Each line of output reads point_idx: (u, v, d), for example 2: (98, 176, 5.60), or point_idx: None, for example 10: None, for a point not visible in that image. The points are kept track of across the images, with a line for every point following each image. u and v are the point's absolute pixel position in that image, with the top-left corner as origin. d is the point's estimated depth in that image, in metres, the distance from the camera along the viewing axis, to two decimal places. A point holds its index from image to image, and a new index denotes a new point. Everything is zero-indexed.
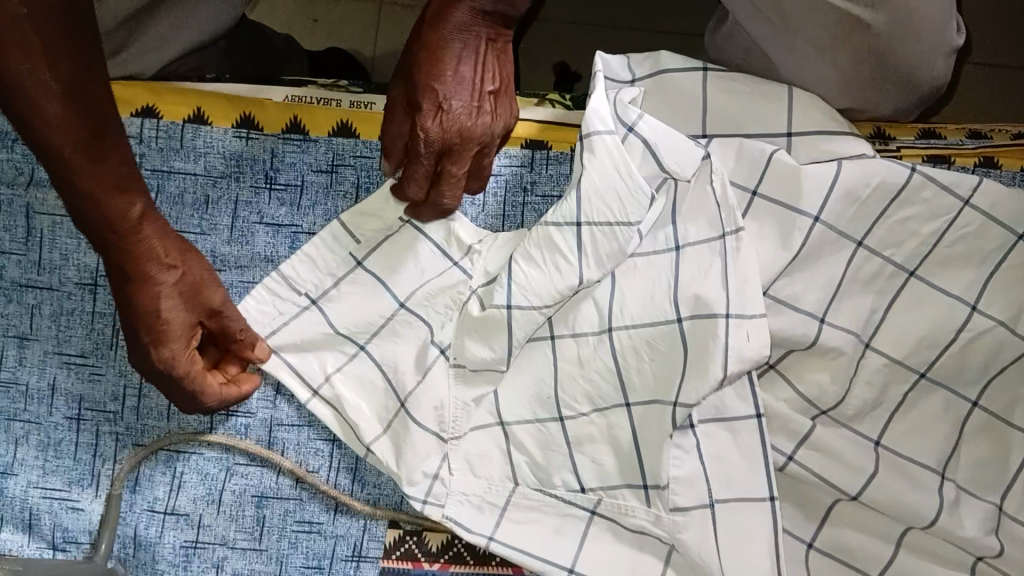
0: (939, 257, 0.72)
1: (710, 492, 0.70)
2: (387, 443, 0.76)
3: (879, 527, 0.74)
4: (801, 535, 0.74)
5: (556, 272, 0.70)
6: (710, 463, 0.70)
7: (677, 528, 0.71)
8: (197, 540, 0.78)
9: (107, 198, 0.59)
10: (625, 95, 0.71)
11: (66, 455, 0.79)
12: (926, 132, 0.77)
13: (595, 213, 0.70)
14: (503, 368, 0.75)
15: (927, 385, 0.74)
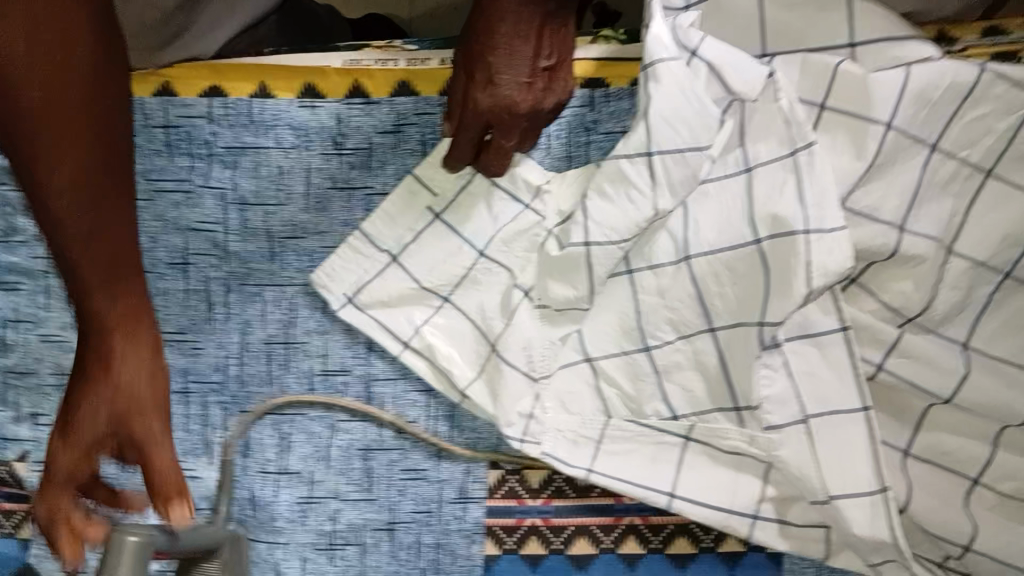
0: (1018, 152, 0.70)
1: (803, 408, 0.72)
2: (481, 387, 0.79)
3: (975, 427, 0.74)
4: (897, 443, 0.76)
5: (630, 205, 0.72)
6: (800, 382, 0.72)
7: (774, 446, 0.73)
8: (310, 495, 0.82)
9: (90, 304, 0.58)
10: (683, 20, 0.71)
11: (177, 428, 0.83)
12: (993, 29, 0.73)
13: (667, 141, 0.70)
14: (585, 306, 0.77)
15: (1014, 284, 0.72)
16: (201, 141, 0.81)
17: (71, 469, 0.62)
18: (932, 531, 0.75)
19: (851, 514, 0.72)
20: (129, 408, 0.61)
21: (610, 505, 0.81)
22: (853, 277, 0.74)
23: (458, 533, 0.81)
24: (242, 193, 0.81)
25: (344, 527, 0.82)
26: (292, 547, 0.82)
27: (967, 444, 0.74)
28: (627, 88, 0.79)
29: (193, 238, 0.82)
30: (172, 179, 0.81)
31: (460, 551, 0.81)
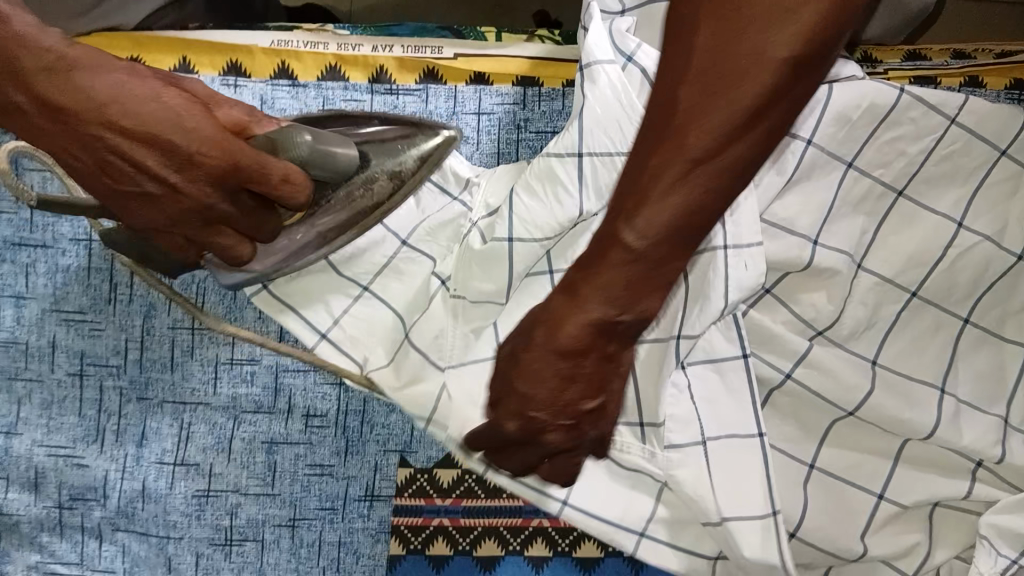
0: (925, 175, 0.73)
1: (703, 430, 0.70)
2: (388, 374, 0.74)
3: (878, 445, 0.75)
4: (804, 458, 0.75)
5: (556, 203, 0.69)
6: (703, 401, 0.71)
7: (672, 465, 0.70)
8: (209, 489, 0.79)
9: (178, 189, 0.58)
10: (620, 25, 0.72)
11: (71, 412, 0.79)
12: (913, 55, 0.77)
13: (596, 143, 0.69)
14: (502, 300, 0.73)
15: (918, 304, 0.75)
16: None
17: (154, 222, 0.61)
18: (821, 550, 0.73)
19: (743, 538, 0.69)
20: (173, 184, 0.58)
21: (520, 508, 0.79)
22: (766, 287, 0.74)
23: (363, 532, 0.79)
24: None
25: (242, 522, 0.79)
26: (186, 541, 0.79)
27: (873, 461, 0.75)
28: (558, 89, 0.79)
29: None
30: None
31: (363, 550, 0.79)
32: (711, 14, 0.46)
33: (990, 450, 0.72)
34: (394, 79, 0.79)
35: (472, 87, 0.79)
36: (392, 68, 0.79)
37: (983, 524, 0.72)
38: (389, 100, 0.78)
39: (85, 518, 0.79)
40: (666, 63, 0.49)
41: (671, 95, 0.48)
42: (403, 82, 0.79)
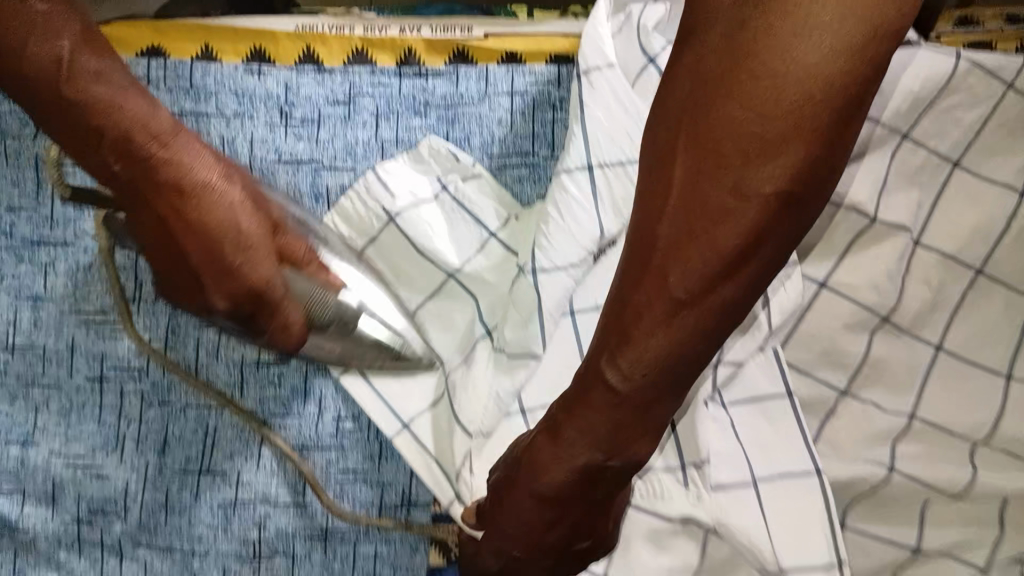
0: (984, 143, 0.70)
1: (753, 470, 0.65)
2: (428, 420, 0.71)
3: (948, 450, 0.70)
4: (879, 460, 0.69)
5: (574, 225, 0.67)
6: (750, 436, 0.67)
7: (722, 511, 0.63)
8: (236, 499, 0.74)
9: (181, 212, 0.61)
10: (648, 21, 0.70)
11: (90, 420, 0.75)
12: (965, 20, 0.73)
13: (606, 154, 0.68)
14: (537, 352, 0.67)
15: (985, 283, 0.71)
16: None
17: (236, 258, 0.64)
18: (878, 539, 0.69)
19: None
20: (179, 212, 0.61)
21: None
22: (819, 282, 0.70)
23: (401, 543, 0.73)
24: None
25: (271, 536, 0.73)
26: (212, 556, 0.73)
27: (944, 464, 0.69)
28: None
29: None
30: None
31: (401, 562, 0.73)
32: (695, 145, 0.41)
33: None
34: (423, 61, 0.76)
35: (504, 67, 0.76)
36: (420, 50, 0.76)
37: None
38: (419, 83, 0.76)
39: (105, 533, 0.74)
40: (667, 94, 0.43)
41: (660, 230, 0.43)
42: (432, 63, 0.76)
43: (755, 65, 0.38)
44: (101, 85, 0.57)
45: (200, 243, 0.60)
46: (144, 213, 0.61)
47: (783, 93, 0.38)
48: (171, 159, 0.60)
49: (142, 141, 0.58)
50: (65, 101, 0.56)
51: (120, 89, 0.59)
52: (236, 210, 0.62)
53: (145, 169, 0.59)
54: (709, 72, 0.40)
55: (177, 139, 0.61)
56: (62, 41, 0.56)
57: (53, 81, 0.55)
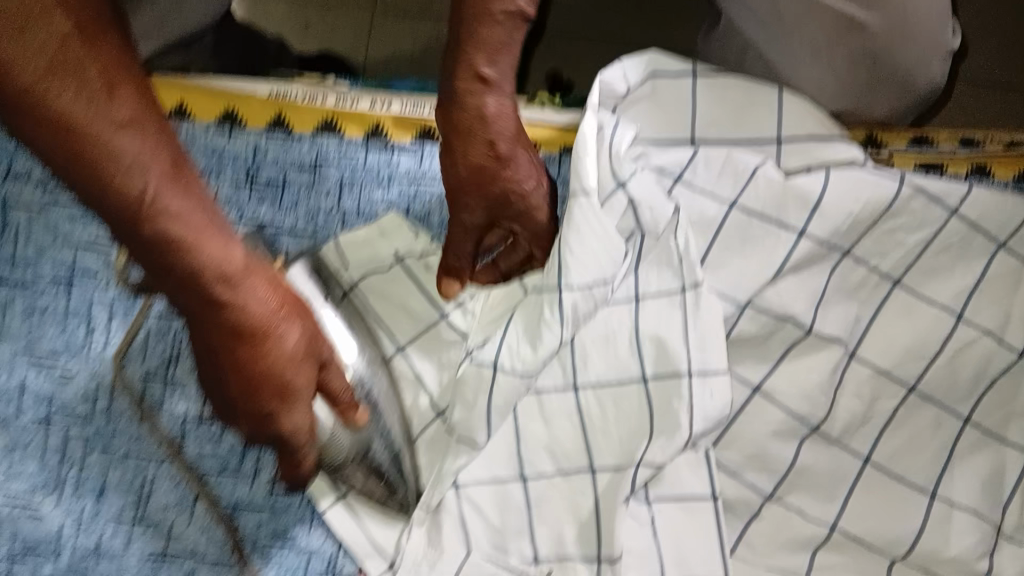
0: (924, 265, 0.71)
1: (663, 573, 0.66)
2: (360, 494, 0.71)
3: (865, 567, 0.68)
4: (794, 572, 0.68)
5: (537, 341, 0.67)
6: (666, 538, 0.67)
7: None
8: (165, 551, 0.75)
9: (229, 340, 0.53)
10: (619, 145, 0.69)
11: (31, 459, 0.76)
12: (919, 139, 0.75)
13: (578, 278, 0.66)
14: (480, 440, 0.67)
15: (917, 400, 0.71)
16: None
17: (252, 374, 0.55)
18: None
19: None
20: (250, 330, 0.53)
21: None
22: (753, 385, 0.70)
23: None
24: None
25: None
26: None
27: None
28: (557, 152, 0.79)
29: (83, 256, 0.80)
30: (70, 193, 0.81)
31: None
32: (457, 132, 0.63)
33: (974, 563, 0.67)
34: (390, 136, 0.79)
35: None
36: (388, 125, 0.79)
37: None
38: (385, 157, 0.78)
39: (36, 572, 0.74)
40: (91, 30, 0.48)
41: (504, 121, 0.63)
42: (399, 139, 0.79)
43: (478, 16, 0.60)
44: (180, 224, 0.48)
45: (243, 387, 0.55)
46: (200, 333, 0.55)
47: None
48: (233, 305, 0.52)
49: (206, 282, 0.50)
50: (141, 236, 0.48)
51: (202, 233, 0.50)
52: (288, 363, 0.56)
53: (204, 308, 0.52)
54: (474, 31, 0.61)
55: (246, 281, 0.53)
56: (145, 178, 0.47)
57: (133, 223, 0.47)
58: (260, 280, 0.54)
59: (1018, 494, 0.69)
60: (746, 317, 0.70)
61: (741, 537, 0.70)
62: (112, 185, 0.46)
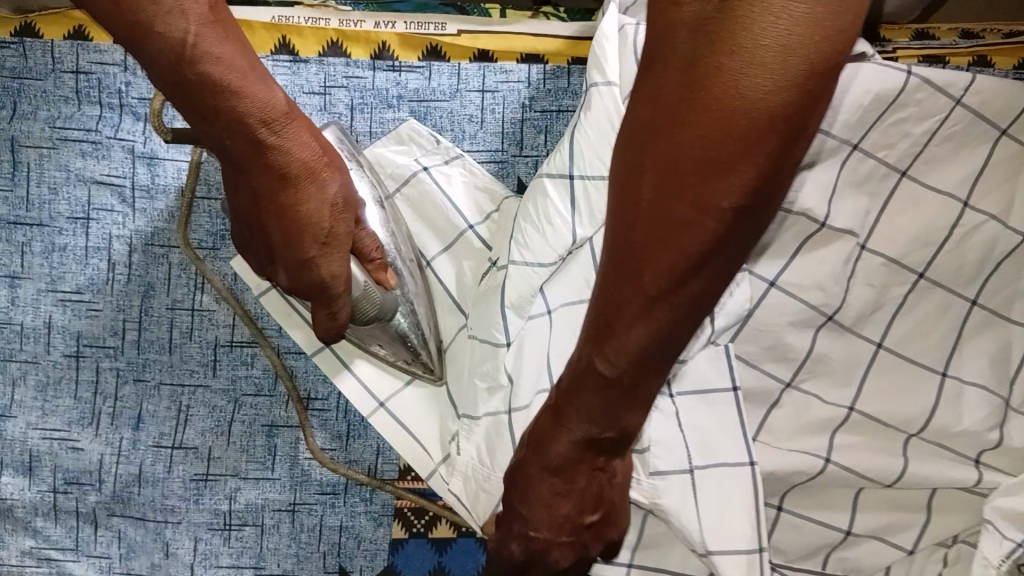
0: (930, 155, 0.73)
1: (689, 458, 0.66)
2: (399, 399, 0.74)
3: (884, 442, 0.72)
4: (818, 451, 0.71)
5: (547, 232, 0.69)
6: (690, 428, 0.67)
7: (658, 492, 0.65)
8: (207, 473, 0.77)
9: (272, 185, 0.60)
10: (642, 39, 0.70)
11: (67, 394, 0.78)
12: (920, 34, 0.76)
13: (589, 168, 0.69)
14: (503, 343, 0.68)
15: (926, 285, 0.74)
16: (112, 90, 0.80)
17: (290, 210, 0.61)
18: (814, 520, 0.71)
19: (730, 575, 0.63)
20: (293, 173, 0.60)
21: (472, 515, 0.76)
22: (767, 280, 0.72)
23: (365, 516, 0.77)
24: (152, 147, 0.80)
25: (241, 507, 0.77)
26: (184, 526, 0.77)
27: (882, 457, 0.71)
28: (563, 66, 0.79)
29: (96, 192, 0.79)
30: (78, 128, 0.80)
31: (365, 534, 0.76)
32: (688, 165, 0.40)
33: (985, 435, 0.72)
34: (397, 56, 0.79)
35: (476, 65, 0.79)
36: (394, 45, 0.79)
37: (987, 508, 0.69)
38: (393, 76, 0.79)
39: (80, 503, 0.76)
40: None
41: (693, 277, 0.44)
42: (405, 58, 0.79)
43: (704, 103, 0.37)
44: (221, 68, 0.54)
45: (279, 223, 0.61)
46: (243, 187, 0.61)
47: (727, 114, 0.37)
48: (274, 148, 0.58)
49: (253, 130, 0.57)
50: (190, 87, 0.54)
51: (252, 80, 0.56)
52: (324, 205, 0.62)
53: (254, 153, 0.58)
54: (668, 104, 0.40)
55: (290, 128, 0.59)
56: (188, 21, 0.52)
57: (175, 63, 0.53)
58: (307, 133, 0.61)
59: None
60: None
61: (763, 425, 0.73)
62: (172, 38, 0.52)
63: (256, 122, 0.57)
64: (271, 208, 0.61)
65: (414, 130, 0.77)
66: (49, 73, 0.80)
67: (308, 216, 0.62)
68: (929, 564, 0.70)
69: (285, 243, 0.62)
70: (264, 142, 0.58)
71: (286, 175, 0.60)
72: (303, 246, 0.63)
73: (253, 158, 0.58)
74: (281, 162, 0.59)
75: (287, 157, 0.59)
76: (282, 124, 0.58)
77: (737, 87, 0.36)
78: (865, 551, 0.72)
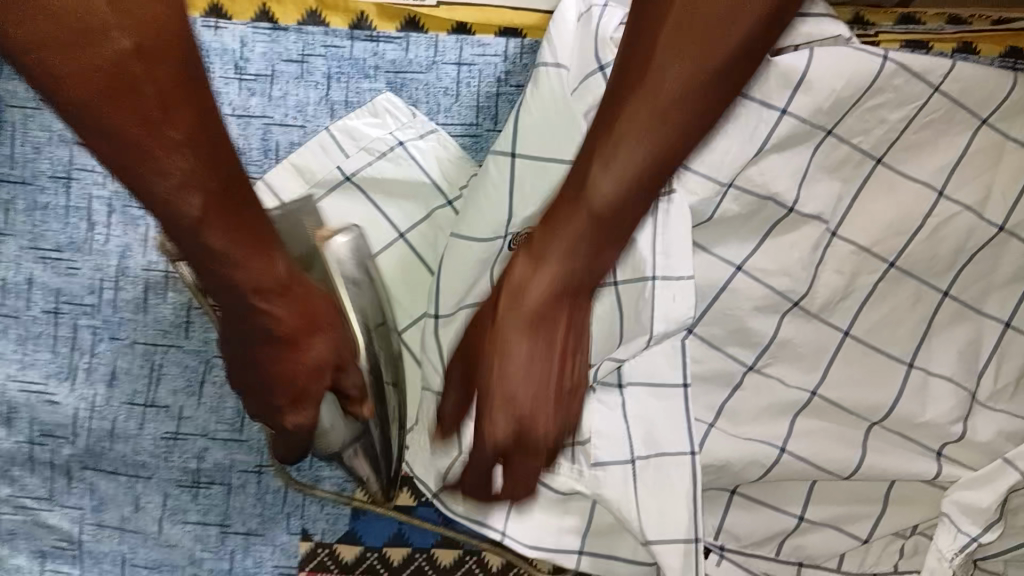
0: (907, 142, 0.71)
1: (631, 449, 0.68)
2: None
3: (845, 433, 0.71)
4: (775, 439, 0.71)
5: (485, 206, 0.70)
6: (637, 419, 0.69)
7: (599, 484, 0.68)
8: (178, 431, 0.79)
9: (262, 335, 0.60)
10: (607, 26, 0.71)
11: (45, 348, 0.79)
12: (906, 18, 0.75)
13: (530, 146, 0.70)
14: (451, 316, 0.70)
15: (898, 275, 0.73)
16: None
17: (281, 368, 0.61)
18: (767, 505, 0.72)
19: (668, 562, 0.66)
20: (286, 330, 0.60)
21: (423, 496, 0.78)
22: (737, 265, 0.72)
23: (330, 481, 0.78)
24: None
25: (210, 466, 0.78)
26: (155, 482, 0.78)
27: (840, 449, 0.70)
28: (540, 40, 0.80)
29: (79, 151, 0.81)
30: None
31: (328, 499, 0.78)
32: (683, 31, 0.57)
33: (948, 428, 0.71)
34: (375, 25, 0.79)
35: (453, 37, 0.79)
36: (371, 14, 0.79)
37: (946, 500, 0.70)
38: (371, 46, 0.79)
39: (55, 455, 0.78)
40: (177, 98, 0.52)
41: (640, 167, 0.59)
42: (383, 28, 0.79)
43: (694, 24, 0.57)
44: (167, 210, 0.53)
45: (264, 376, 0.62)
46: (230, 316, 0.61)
47: (705, 32, 0.57)
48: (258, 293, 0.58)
49: (235, 269, 0.57)
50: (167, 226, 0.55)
51: (171, 216, 0.54)
52: (303, 367, 0.62)
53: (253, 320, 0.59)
54: (663, 13, 0.57)
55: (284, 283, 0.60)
56: (165, 173, 0.52)
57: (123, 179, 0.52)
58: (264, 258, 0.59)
59: (991, 367, 0.72)
60: (730, 198, 0.70)
61: (722, 410, 0.72)
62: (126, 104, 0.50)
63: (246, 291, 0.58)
64: (250, 363, 0.62)
65: (391, 102, 0.77)
66: None
67: (285, 374, 0.62)
68: (884, 552, 0.72)
69: (257, 381, 0.62)
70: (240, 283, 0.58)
71: (271, 319, 0.60)
72: (270, 395, 0.63)
73: (241, 299, 0.58)
74: (274, 316, 0.60)
75: (284, 317, 0.60)
76: (279, 279, 0.60)
77: (720, 23, 0.58)
78: (822, 538, 0.72)
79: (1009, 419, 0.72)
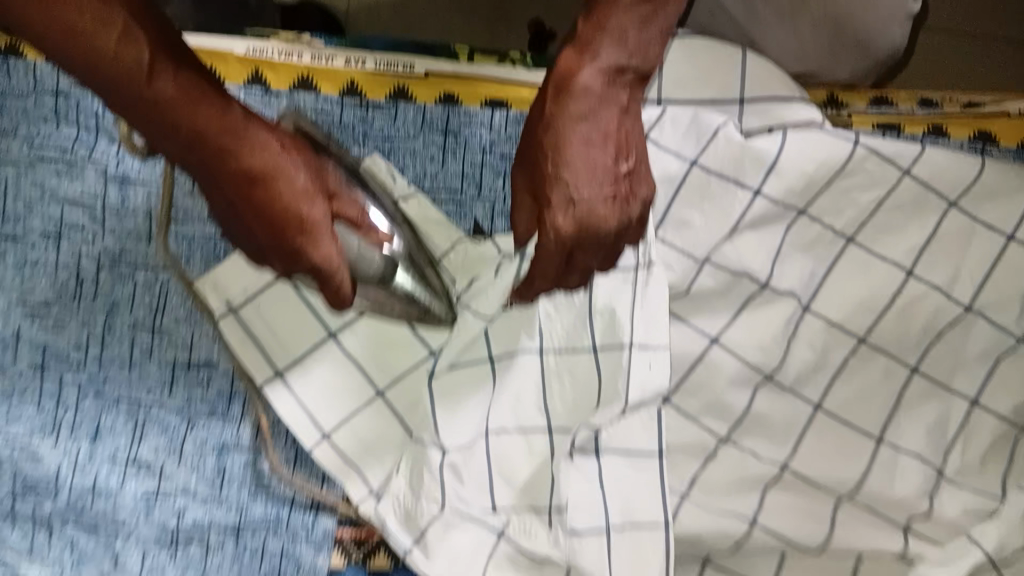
0: (876, 224, 0.73)
1: (608, 517, 0.69)
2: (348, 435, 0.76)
3: (814, 507, 0.72)
4: (745, 510, 0.72)
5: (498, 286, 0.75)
6: (613, 487, 0.70)
7: (574, 551, 0.69)
8: (159, 489, 0.79)
9: (251, 187, 0.52)
10: None
11: (30, 403, 0.79)
12: (878, 99, 0.78)
13: None
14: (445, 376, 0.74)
15: (868, 351, 0.74)
16: (90, 113, 0.84)
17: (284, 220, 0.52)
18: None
19: None
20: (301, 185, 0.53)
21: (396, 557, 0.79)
22: (711, 337, 0.74)
23: (307, 542, 0.79)
24: (124, 170, 0.84)
25: (188, 524, 0.78)
26: (133, 541, 0.78)
27: (806, 524, 0.71)
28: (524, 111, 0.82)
29: (69, 210, 0.82)
30: (54, 147, 0.83)
31: (306, 559, 0.78)
32: None
33: (917, 503, 0.72)
34: (365, 94, 0.81)
35: (440, 108, 0.81)
36: (363, 82, 0.81)
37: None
38: (361, 113, 0.81)
39: (36, 509, 0.77)
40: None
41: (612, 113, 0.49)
42: (373, 96, 0.81)
43: None
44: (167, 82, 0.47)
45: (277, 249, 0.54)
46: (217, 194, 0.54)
47: None
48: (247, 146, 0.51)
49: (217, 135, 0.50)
50: (144, 101, 0.47)
51: (170, 85, 0.48)
52: (307, 211, 0.53)
53: (241, 177, 0.51)
54: None
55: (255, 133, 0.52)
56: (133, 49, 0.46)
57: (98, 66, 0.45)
58: (256, 127, 0.53)
59: (958, 445, 0.73)
60: (706, 272, 0.73)
61: (695, 480, 0.73)
62: (95, 46, 0.45)
63: (224, 142, 0.50)
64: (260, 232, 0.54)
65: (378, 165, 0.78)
66: (31, 93, 0.83)
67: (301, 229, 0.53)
68: None
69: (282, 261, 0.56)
70: (216, 134, 0.50)
71: (264, 165, 0.51)
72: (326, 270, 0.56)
73: (219, 161, 0.50)
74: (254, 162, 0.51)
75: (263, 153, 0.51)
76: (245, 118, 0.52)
77: None
78: None
79: (973, 497, 0.71)
